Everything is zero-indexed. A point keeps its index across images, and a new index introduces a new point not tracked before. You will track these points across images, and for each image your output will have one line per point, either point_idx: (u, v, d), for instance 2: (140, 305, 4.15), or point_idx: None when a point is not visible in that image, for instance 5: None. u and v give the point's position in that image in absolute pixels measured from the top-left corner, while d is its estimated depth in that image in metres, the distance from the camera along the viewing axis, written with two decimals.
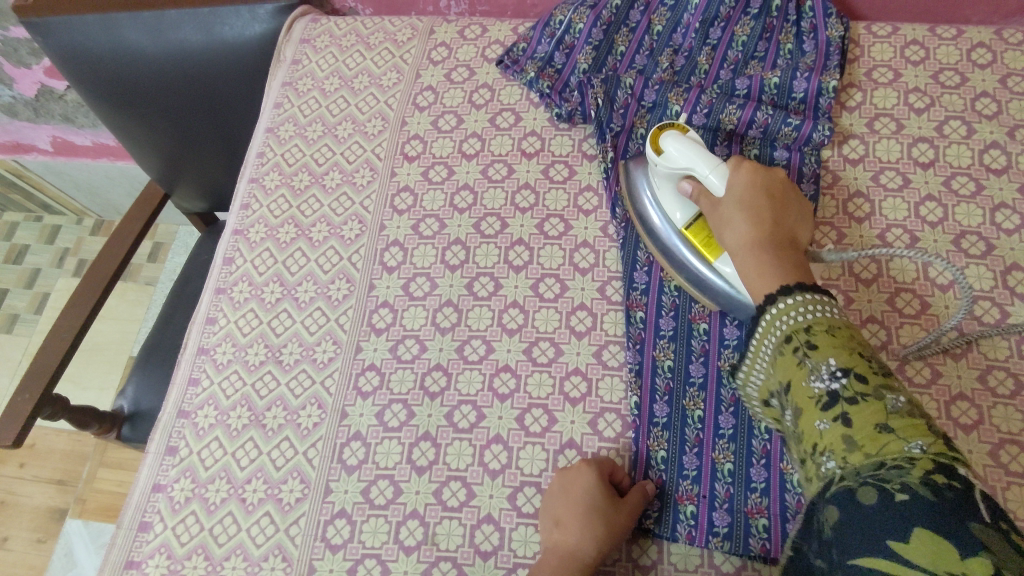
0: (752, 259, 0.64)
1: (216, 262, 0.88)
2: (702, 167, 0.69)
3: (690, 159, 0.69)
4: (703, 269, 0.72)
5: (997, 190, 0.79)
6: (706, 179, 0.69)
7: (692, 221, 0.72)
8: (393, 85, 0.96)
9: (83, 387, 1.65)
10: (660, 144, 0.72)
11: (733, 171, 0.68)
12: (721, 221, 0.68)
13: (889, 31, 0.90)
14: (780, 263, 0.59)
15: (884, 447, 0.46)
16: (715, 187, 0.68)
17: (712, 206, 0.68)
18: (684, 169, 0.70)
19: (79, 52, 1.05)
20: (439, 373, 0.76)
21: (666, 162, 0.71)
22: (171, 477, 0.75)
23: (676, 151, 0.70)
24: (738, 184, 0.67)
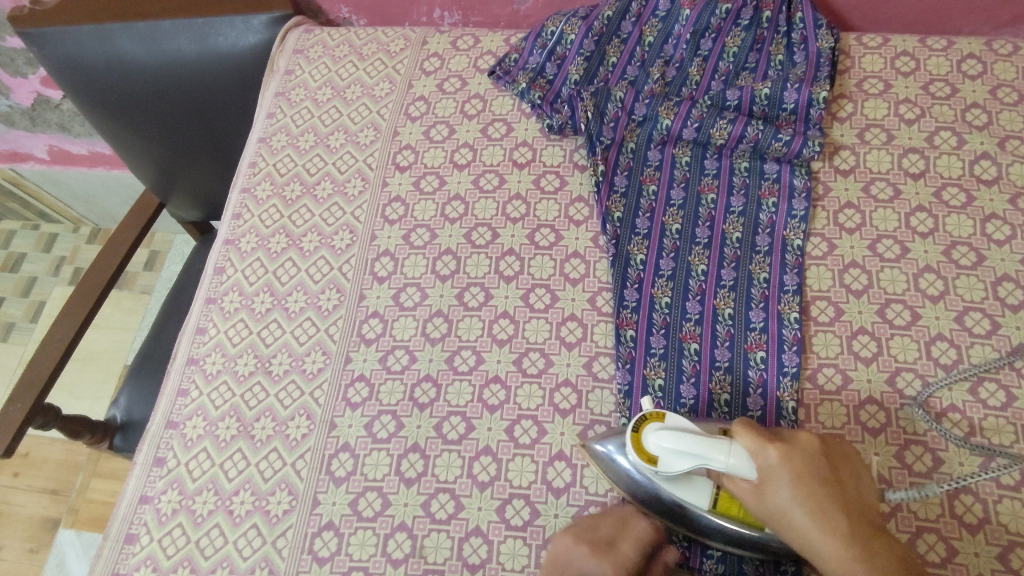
0: (819, 547, 0.56)
1: (207, 272, 0.88)
2: (716, 461, 0.59)
3: (694, 460, 0.59)
4: (735, 525, 0.63)
5: (987, 201, 0.79)
6: (726, 474, 0.60)
7: (715, 497, 0.63)
8: (385, 95, 0.96)
9: (78, 395, 1.64)
10: (646, 446, 0.62)
11: (766, 456, 0.58)
12: (773, 514, 0.58)
13: (879, 42, 0.91)
14: (853, 563, 0.55)
15: None
16: (739, 477, 0.59)
17: (734, 484, 0.60)
18: (690, 469, 0.60)
19: (74, 64, 1.07)
20: (428, 383, 0.76)
21: (665, 470, 0.61)
22: (158, 488, 0.75)
23: (671, 451, 0.60)
24: (776, 459, 0.58)
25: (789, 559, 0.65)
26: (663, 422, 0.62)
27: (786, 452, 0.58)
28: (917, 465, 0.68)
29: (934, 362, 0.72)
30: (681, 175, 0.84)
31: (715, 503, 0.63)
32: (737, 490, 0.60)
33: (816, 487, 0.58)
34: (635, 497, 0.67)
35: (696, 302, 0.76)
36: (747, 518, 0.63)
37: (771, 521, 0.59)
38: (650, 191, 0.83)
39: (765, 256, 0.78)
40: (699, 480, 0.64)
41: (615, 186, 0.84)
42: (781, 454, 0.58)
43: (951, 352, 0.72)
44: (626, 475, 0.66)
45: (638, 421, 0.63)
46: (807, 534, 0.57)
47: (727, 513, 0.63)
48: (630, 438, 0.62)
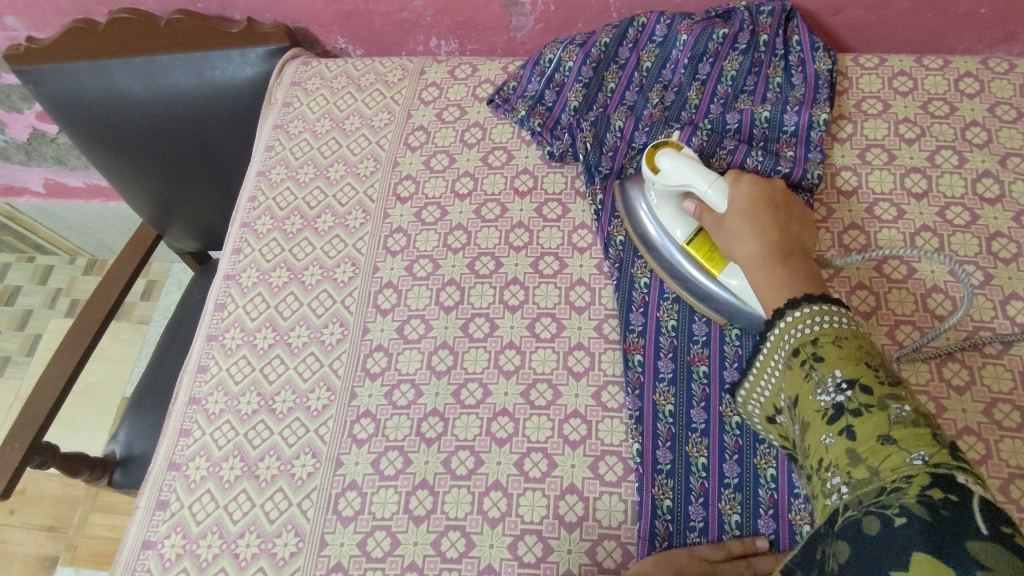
0: (750, 246, 0.66)
1: (208, 308, 0.87)
2: (700, 185, 0.71)
3: (685, 178, 0.72)
4: (702, 276, 0.73)
5: (992, 219, 0.79)
6: (703, 203, 0.72)
7: (694, 233, 0.74)
8: (384, 125, 0.96)
9: (75, 430, 1.62)
10: (658, 164, 0.74)
11: (738, 186, 0.70)
12: (728, 235, 0.68)
13: (876, 63, 0.91)
14: (786, 272, 0.62)
15: (818, 382, 0.51)
16: (712, 205, 0.70)
17: (707, 212, 0.71)
18: (679, 185, 0.73)
19: (71, 100, 1.07)
20: (435, 418, 0.75)
21: (664, 180, 0.73)
22: (162, 533, 0.73)
23: (675, 167, 0.72)
24: (739, 192, 0.69)
25: None
26: (676, 151, 0.74)
27: (754, 184, 0.70)
28: None
29: (947, 384, 0.71)
30: None
31: (691, 240, 0.74)
32: (706, 221, 0.72)
33: (761, 217, 0.67)
34: (642, 242, 0.79)
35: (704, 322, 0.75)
36: (707, 263, 0.72)
37: (727, 243, 0.69)
38: None
39: None
40: (689, 217, 0.74)
41: (617, 212, 0.84)
42: (748, 186, 0.70)
43: (964, 373, 0.72)
44: (642, 221, 0.79)
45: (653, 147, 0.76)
46: (743, 252, 0.67)
47: (695, 253, 0.73)
48: (647, 157, 0.75)
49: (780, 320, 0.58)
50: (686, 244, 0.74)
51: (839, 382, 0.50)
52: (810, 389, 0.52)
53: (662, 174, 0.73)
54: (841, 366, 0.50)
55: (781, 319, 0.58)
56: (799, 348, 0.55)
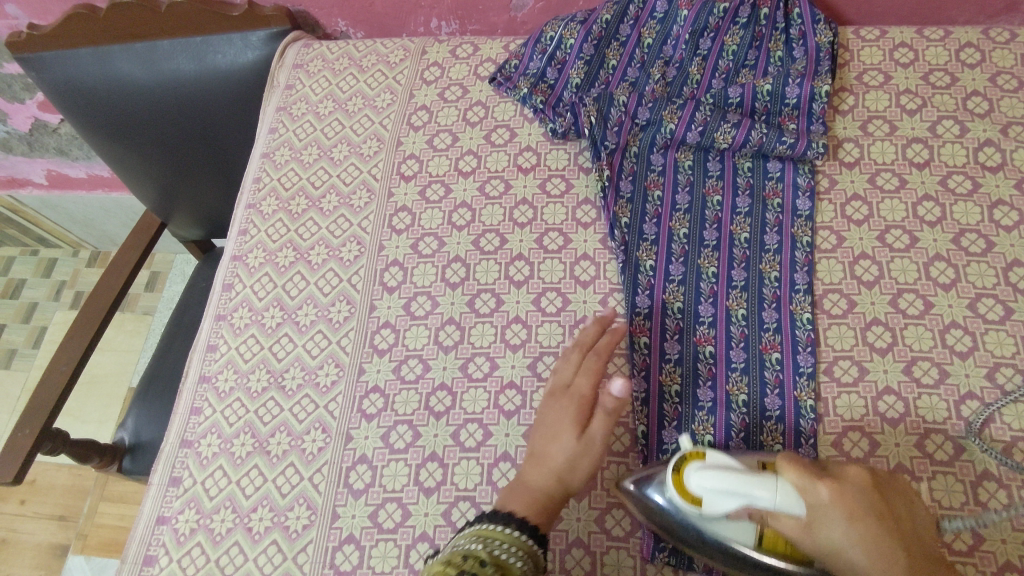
0: (866, 567, 0.51)
1: (215, 289, 0.87)
2: (760, 499, 0.53)
3: (736, 498, 0.54)
4: (783, 566, 0.58)
5: (993, 187, 0.79)
6: (770, 513, 0.54)
7: (760, 534, 0.58)
8: (387, 106, 0.96)
9: (83, 420, 1.63)
10: (688, 485, 0.57)
11: (818, 486, 0.52)
12: (823, 552, 0.53)
13: (877, 35, 0.91)
14: None
15: None
16: (782, 520, 0.53)
17: (775, 524, 0.54)
18: (731, 509, 0.55)
19: (73, 86, 1.07)
20: (443, 392, 0.76)
21: (708, 508, 0.56)
22: (175, 508, 0.74)
23: (709, 491, 0.55)
24: (827, 494, 0.52)
25: None
26: (702, 462, 0.57)
27: (836, 484, 0.53)
28: (939, 455, 0.67)
29: (949, 350, 0.72)
30: (685, 179, 0.84)
31: (758, 535, 0.58)
32: (777, 523, 0.54)
33: (864, 522, 0.52)
34: (680, 541, 0.62)
35: (709, 304, 0.76)
36: (792, 553, 0.57)
37: (810, 544, 0.53)
38: (655, 196, 0.83)
39: (775, 254, 0.78)
40: (743, 519, 0.57)
41: (621, 192, 0.83)
42: (831, 491, 0.52)
43: (966, 339, 0.72)
44: (660, 509, 0.62)
45: (676, 470, 0.59)
46: (858, 553, 0.51)
47: (771, 551, 0.58)
48: (673, 479, 0.59)
49: None
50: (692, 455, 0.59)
51: None
52: None
53: (702, 508, 0.57)
54: None
55: None
56: None
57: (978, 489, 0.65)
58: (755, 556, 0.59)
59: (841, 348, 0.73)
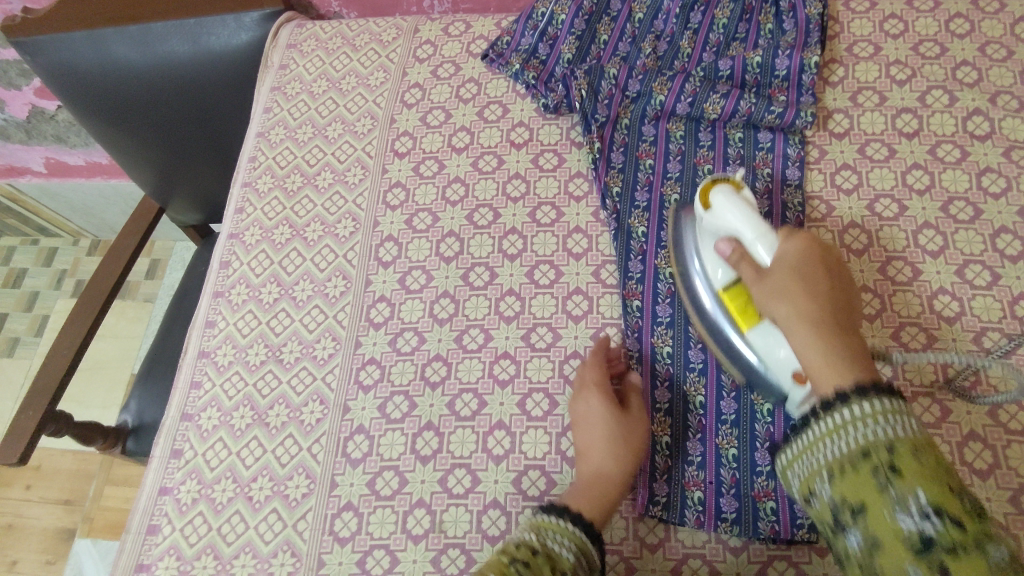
0: (790, 313, 0.60)
1: (213, 267, 0.88)
2: (747, 235, 0.65)
3: (731, 223, 0.66)
4: (732, 328, 0.67)
5: (982, 155, 0.80)
6: (751, 254, 0.65)
7: (730, 282, 0.67)
8: (381, 84, 0.97)
9: (86, 406, 1.65)
10: (711, 199, 0.68)
11: (788, 241, 0.64)
12: (765, 293, 0.62)
13: (867, 7, 0.91)
14: (814, 351, 0.58)
15: (899, 504, 0.47)
16: (757, 258, 0.64)
17: (748, 264, 0.65)
18: (727, 232, 0.67)
19: (69, 71, 1.07)
20: (439, 363, 0.77)
21: (716, 216, 0.67)
22: (177, 479, 0.75)
23: (723, 206, 0.66)
24: (785, 249, 0.63)
25: (804, 516, 0.65)
26: (730, 189, 0.68)
27: (806, 242, 0.64)
28: (926, 416, 0.68)
29: (937, 315, 0.73)
30: (676, 149, 0.84)
31: (726, 287, 0.67)
32: (742, 273, 0.65)
33: (801, 280, 0.62)
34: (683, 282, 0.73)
35: None
36: (740, 313, 0.66)
37: (766, 306, 0.62)
38: (646, 165, 0.84)
39: (767, 219, 0.79)
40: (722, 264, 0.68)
41: (613, 162, 0.85)
42: (797, 255, 0.63)
43: (953, 305, 0.73)
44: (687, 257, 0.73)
45: (710, 184, 0.70)
46: (805, 349, 0.58)
47: (728, 304, 0.67)
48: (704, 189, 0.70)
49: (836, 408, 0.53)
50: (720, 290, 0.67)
51: (924, 507, 0.46)
52: (887, 505, 0.47)
53: (713, 212, 0.68)
54: (926, 489, 0.46)
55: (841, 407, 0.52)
56: (869, 452, 0.50)
57: (964, 450, 0.67)
58: (711, 297, 0.69)
59: None
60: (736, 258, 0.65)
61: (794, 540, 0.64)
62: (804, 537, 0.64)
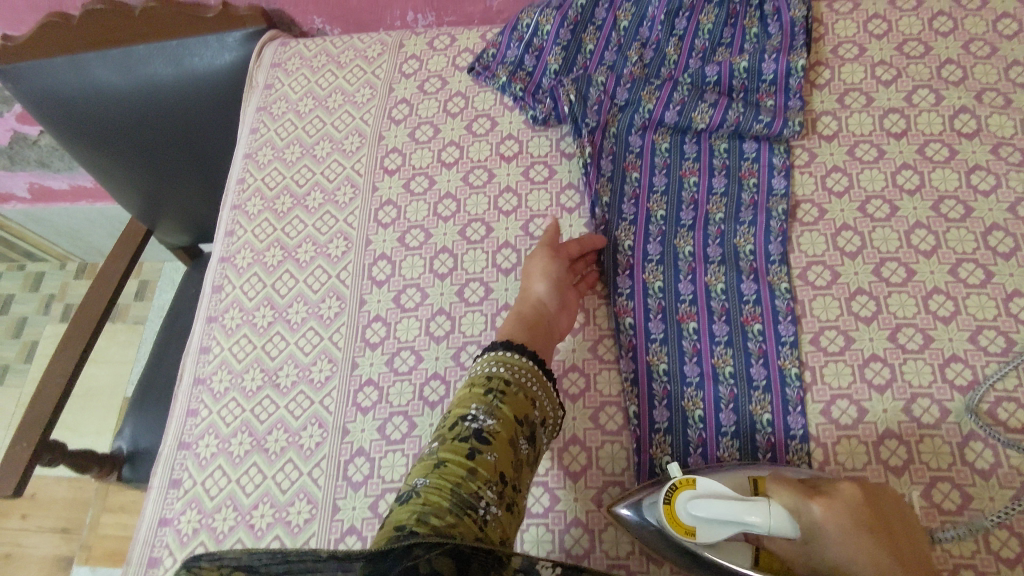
0: (889, 573, 0.55)
1: (205, 292, 0.88)
2: (755, 524, 0.56)
3: (734, 525, 0.58)
4: None
5: (970, 153, 0.80)
6: (768, 535, 0.57)
7: (755, 555, 0.60)
8: (367, 101, 0.96)
9: (80, 432, 1.63)
10: (688, 524, 0.60)
11: (810, 508, 0.57)
12: (830, 563, 0.57)
13: (850, 8, 0.92)
14: None
15: None
16: (783, 536, 0.57)
17: (782, 545, 0.59)
18: (728, 534, 0.59)
19: (50, 96, 1.06)
20: (437, 382, 0.76)
21: (700, 536, 0.59)
22: (177, 510, 0.75)
23: (708, 527, 0.59)
24: (820, 513, 0.56)
25: None
26: (695, 491, 0.60)
27: (825, 509, 0.56)
28: (926, 417, 0.69)
29: (932, 316, 0.73)
30: (662, 162, 0.84)
31: (755, 558, 0.60)
32: (780, 549, 0.59)
33: (858, 535, 0.56)
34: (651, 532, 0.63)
35: (689, 281, 0.77)
36: (782, 574, 0.59)
37: (826, 570, 0.57)
38: (633, 178, 0.84)
39: (750, 232, 0.79)
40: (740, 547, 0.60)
41: (602, 170, 0.84)
42: (824, 507, 0.56)
43: (948, 305, 0.73)
44: (659, 538, 0.62)
45: (669, 504, 0.61)
46: (869, 574, 0.56)
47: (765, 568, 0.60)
48: (665, 513, 0.60)
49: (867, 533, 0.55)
50: (754, 570, 0.60)
51: None
52: None
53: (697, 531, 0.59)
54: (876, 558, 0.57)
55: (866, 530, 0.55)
56: None
57: (965, 450, 0.67)
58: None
59: (826, 318, 0.74)
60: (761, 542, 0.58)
61: None
62: None
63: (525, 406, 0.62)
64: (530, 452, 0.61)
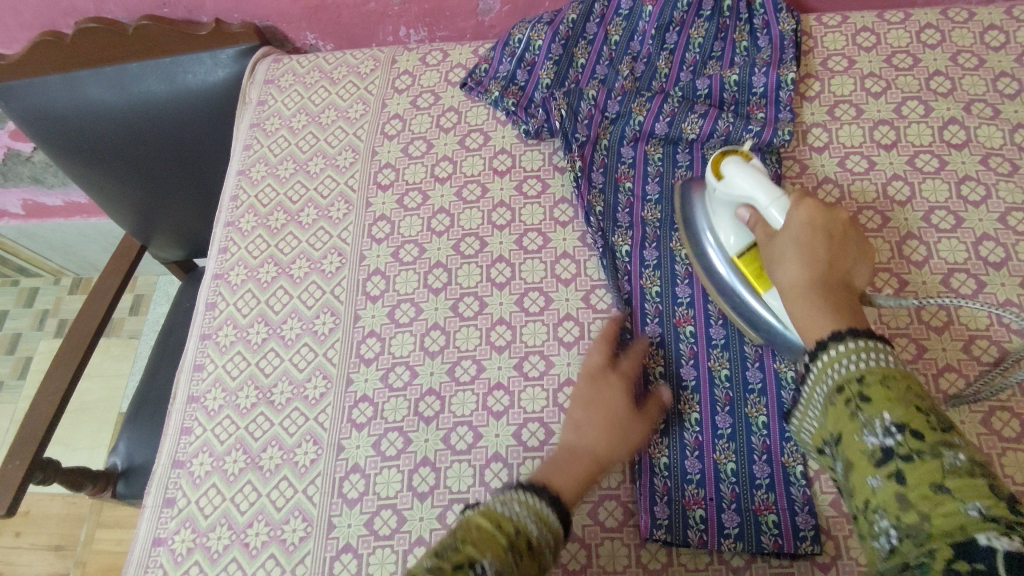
0: (797, 275, 0.59)
1: (199, 308, 0.87)
2: (761, 198, 0.65)
3: (746, 188, 0.66)
4: (747, 291, 0.69)
5: (960, 163, 0.81)
6: (762, 216, 0.65)
7: (745, 249, 0.69)
8: (361, 116, 0.97)
9: (73, 448, 1.62)
10: (722, 171, 0.69)
11: (796, 208, 0.62)
12: (775, 256, 0.62)
13: (839, 21, 0.93)
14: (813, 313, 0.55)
15: (866, 427, 0.46)
16: (770, 219, 0.64)
17: (761, 228, 0.65)
18: (739, 198, 0.68)
19: (43, 115, 1.07)
20: (432, 397, 0.76)
21: (723, 187, 0.69)
22: (171, 529, 0.74)
23: (735, 175, 0.67)
24: (795, 214, 0.62)
25: (806, 528, 0.65)
26: (742, 160, 0.69)
27: (815, 214, 0.61)
28: None
29: (926, 326, 0.73)
30: (654, 171, 0.85)
31: (742, 254, 0.69)
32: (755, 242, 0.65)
33: (807, 249, 0.59)
34: (690, 241, 0.76)
35: (686, 286, 0.77)
36: (755, 278, 0.68)
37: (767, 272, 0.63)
38: (626, 187, 0.84)
39: None
40: (743, 230, 0.69)
41: (594, 181, 0.84)
42: (806, 217, 0.61)
43: (941, 315, 0.74)
44: (706, 249, 0.73)
45: (721, 154, 0.71)
46: (786, 279, 0.60)
47: (746, 267, 0.69)
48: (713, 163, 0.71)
49: (823, 353, 0.52)
50: (735, 256, 0.70)
51: (888, 426, 0.45)
52: (856, 430, 0.47)
53: (725, 180, 0.69)
54: (889, 409, 0.46)
55: (825, 351, 0.52)
56: (843, 386, 0.49)
57: None
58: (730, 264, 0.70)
59: None
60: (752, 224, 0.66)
61: (799, 553, 0.64)
62: (808, 549, 0.64)
63: (494, 541, 0.50)
64: (551, 561, 0.55)
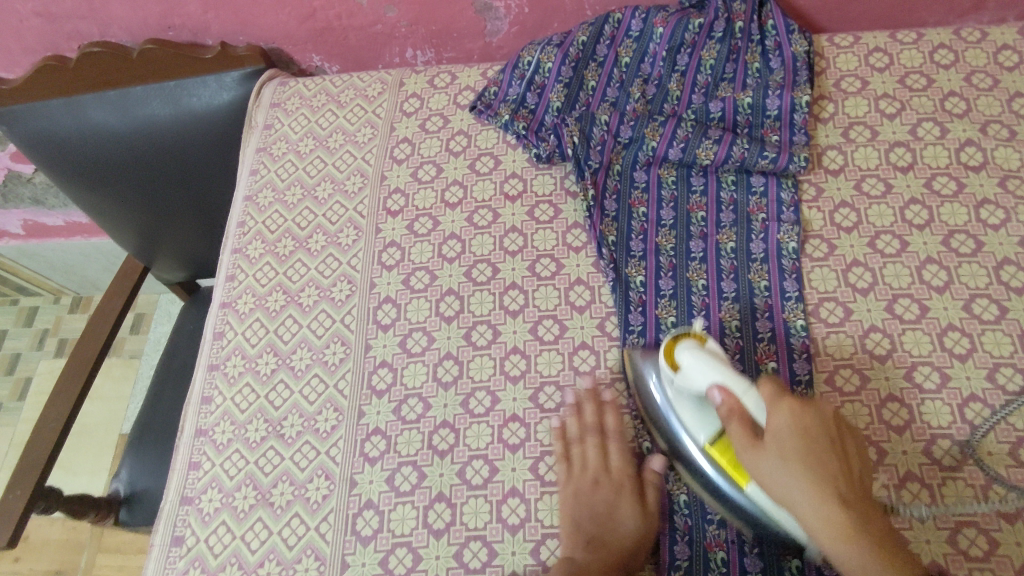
0: (816, 516, 0.54)
1: (206, 338, 0.86)
2: (735, 388, 0.61)
3: (713, 377, 0.62)
4: (726, 484, 0.64)
5: (978, 186, 0.80)
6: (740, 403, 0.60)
7: (715, 435, 0.65)
8: (368, 140, 0.95)
9: (74, 471, 1.60)
10: (678, 361, 0.66)
11: (777, 412, 0.58)
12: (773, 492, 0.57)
13: (851, 41, 0.92)
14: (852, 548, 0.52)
15: None
16: (748, 408, 0.60)
17: (739, 430, 0.60)
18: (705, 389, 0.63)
19: (44, 138, 1.05)
20: (446, 430, 0.75)
21: (684, 381, 0.65)
22: (179, 569, 0.72)
23: (693, 367, 0.64)
24: (782, 421, 0.58)
25: (830, 573, 0.63)
26: (698, 347, 0.65)
27: (798, 411, 0.58)
28: (947, 459, 0.67)
29: (949, 353, 0.72)
30: (669, 195, 0.84)
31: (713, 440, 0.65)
32: (733, 433, 0.60)
33: (810, 469, 0.56)
34: (674, 454, 0.69)
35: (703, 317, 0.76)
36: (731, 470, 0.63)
37: (762, 477, 0.58)
38: (640, 213, 0.83)
39: (763, 265, 0.78)
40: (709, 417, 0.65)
41: (607, 210, 0.84)
42: (790, 416, 0.58)
43: (963, 341, 0.72)
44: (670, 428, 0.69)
45: (671, 339, 0.68)
46: (808, 511, 0.55)
47: (719, 457, 0.64)
48: (665, 351, 0.68)
49: None
50: (708, 445, 0.65)
51: None
52: None
53: (684, 373, 0.65)
54: None
55: None
56: None
57: (989, 492, 0.65)
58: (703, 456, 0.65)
59: (840, 357, 0.73)
60: (727, 411, 0.61)
61: None
62: None
63: None
64: None
